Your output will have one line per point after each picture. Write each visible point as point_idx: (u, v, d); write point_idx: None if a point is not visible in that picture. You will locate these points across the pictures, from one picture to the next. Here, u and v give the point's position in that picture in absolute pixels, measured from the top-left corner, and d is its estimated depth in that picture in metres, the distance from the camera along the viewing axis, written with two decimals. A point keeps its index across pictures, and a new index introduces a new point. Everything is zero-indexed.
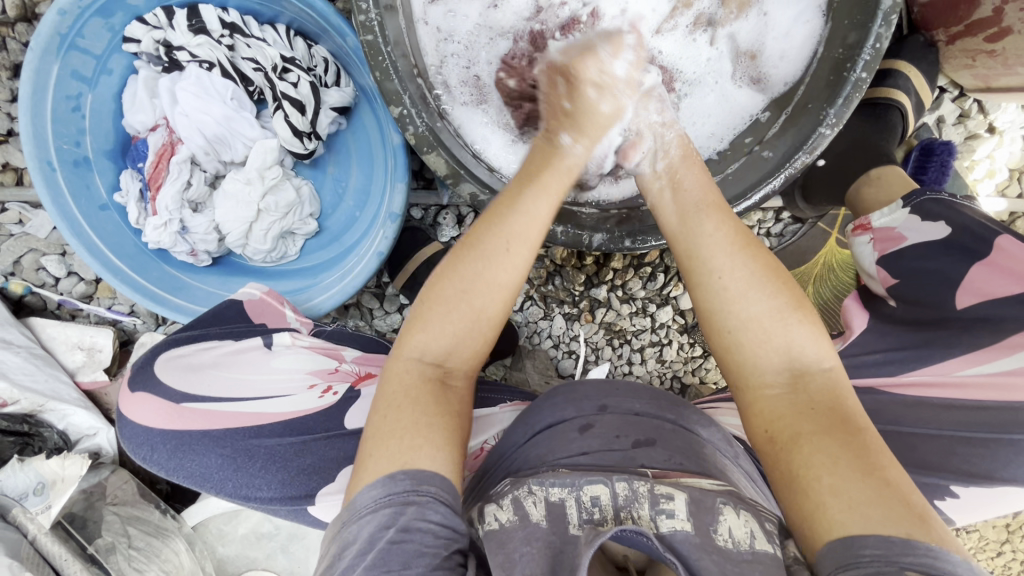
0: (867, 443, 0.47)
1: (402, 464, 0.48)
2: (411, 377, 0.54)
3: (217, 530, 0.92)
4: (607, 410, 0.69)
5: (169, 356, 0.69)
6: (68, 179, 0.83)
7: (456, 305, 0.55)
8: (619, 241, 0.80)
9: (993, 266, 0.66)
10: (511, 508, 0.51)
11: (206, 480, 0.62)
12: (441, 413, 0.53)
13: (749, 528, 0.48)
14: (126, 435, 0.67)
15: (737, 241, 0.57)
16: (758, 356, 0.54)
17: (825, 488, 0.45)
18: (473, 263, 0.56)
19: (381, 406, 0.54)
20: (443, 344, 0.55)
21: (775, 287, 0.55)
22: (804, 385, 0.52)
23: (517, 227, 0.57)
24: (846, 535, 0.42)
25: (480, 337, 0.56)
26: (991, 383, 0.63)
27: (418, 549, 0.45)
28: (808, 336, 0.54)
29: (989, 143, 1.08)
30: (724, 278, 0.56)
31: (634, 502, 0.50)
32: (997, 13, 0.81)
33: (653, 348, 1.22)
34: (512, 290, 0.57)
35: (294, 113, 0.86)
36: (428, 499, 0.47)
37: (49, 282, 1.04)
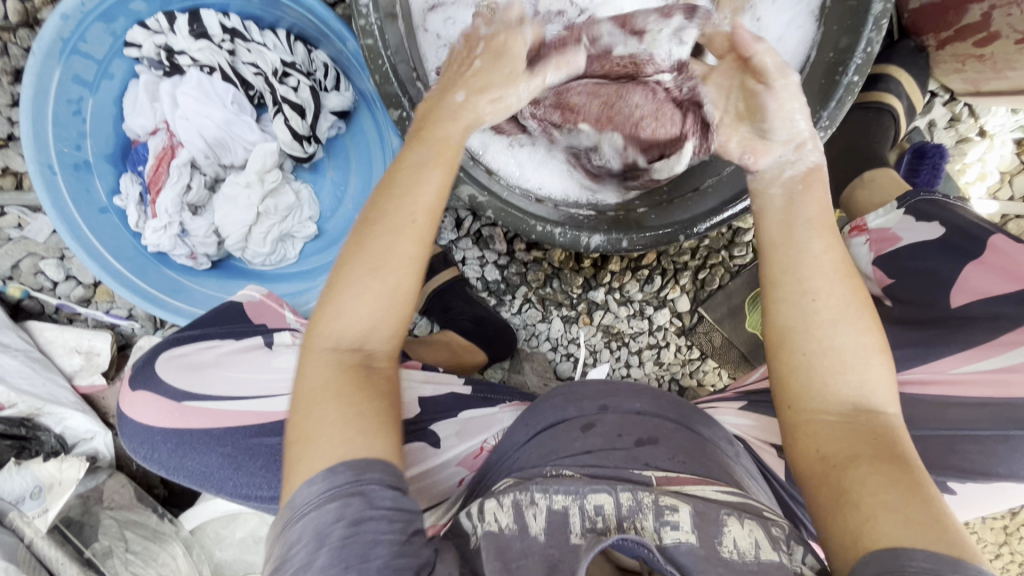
0: (923, 479, 0.46)
1: (340, 454, 0.48)
2: (331, 365, 0.53)
3: (215, 534, 0.91)
4: (608, 411, 0.69)
5: (169, 357, 0.67)
6: (68, 183, 0.83)
7: (362, 283, 0.54)
8: (617, 242, 0.81)
9: (986, 265, 0.68)
10: (511, 514, 0.54)
11: (206, 478, 0.63)
12: (368, 400, 0.52)
13: (754, 539, 0.51)
14: (127, 433, 0.67)
15: (839, 269, 0.55)
16: (825, 382, 0.53)
17: (875, 503, 0.45)
18: (381, 238, 0.54)
19: (308, 394, 0.52)
20: (358, 326, 0.54)
21: (864, 322, 0.53)
22: (863, 419, 0.51)
23: (416, 193, 0.56)
24: (891, 546, 0.42)
25: (396, 315, 0.55)
26: (987, 380, 0.63)
27: (371, 538, 0.46)
28: (876, 373, 0.53)
29: (981, 147, 1.10)
30: (816, 301, 0.54)
31: (638, 513, 0.53)
32: (985, 18, 0.83)
33: (650, 351, 1.22)
34: (422, 258, 0.56)
35: (294, 117, 0.87)
36: (373, 485, 0.47)
37: (48, 285, 1.05)
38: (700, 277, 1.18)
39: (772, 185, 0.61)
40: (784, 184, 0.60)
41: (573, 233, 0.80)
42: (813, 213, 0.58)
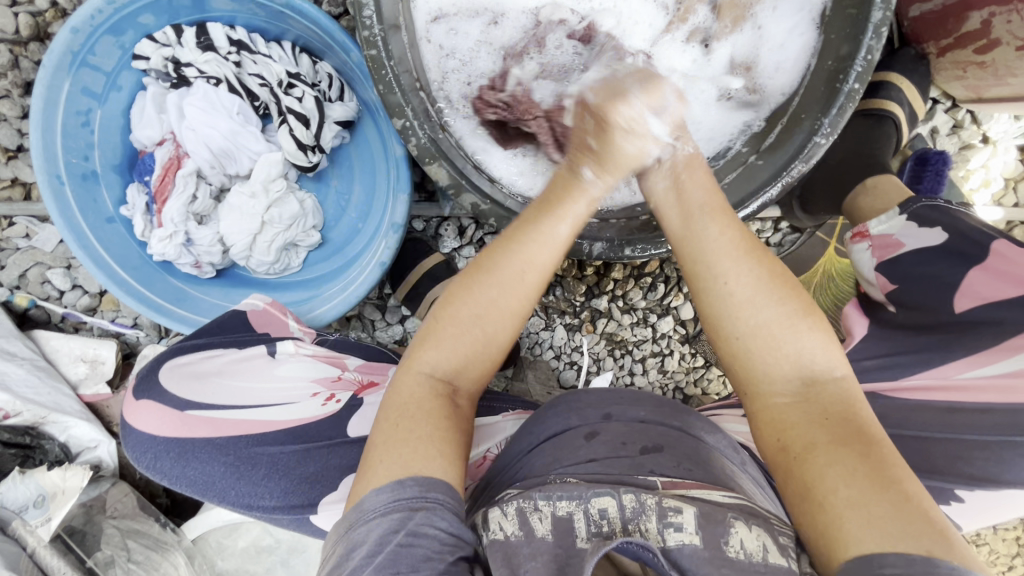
0: (883, 455, 0.47)
1: (410, 472, 0.49)
2: (421, 391, 0.55)
3: (217, 544, 0.90)
4: (611, 419, 0.70)
5: (174, 365, 0.70)
6: (76, 193, 0.84)
7: (467, 325, 0.56)
8: (619, 250, 0.81)
9: (989, 271, 0.67)
10: (516, 520, 0.52)
11: (208, 489, 0.61)
12: (452, 431, 0.53)
13: (761, 542, 0.50)
14: (130, 442, 0.65)
15: (741, 246, 0.57)
16: (767, 366, 0.53)
17: (841, 501, 0.45)
18: (486, 288, 0.56)
19: (390, 416, 0.54)
20: (453, 363, 0.56)
21: (782, 294, 0.55)
22: (812, 395, 0.52)
23: (531, 248, 0.58)
24: (863, 551, 0.42)
25: (487, 358, 0.58)
26: (994, 386, 0.62)
27: (426, 555, 0.46)
28: (813, 339, 0.54)
29: (984, 153, 1.10)
30: (731, 285, 0.55)
31: (642, 515, 0.51)
32: (985, 25, 0.83)
33: (654, 359, 1.22)
34: (525, 311, 0.58)
35: (299, 127, 0.88)
36: (439, 504, 0.48)
37: (54, 295, 1.06)
38: None
39: (660, 178, 0.62)
40: (666, 171, 0.61)
41: (575, 241, 0.81)
42: (703, 196, 0.60)
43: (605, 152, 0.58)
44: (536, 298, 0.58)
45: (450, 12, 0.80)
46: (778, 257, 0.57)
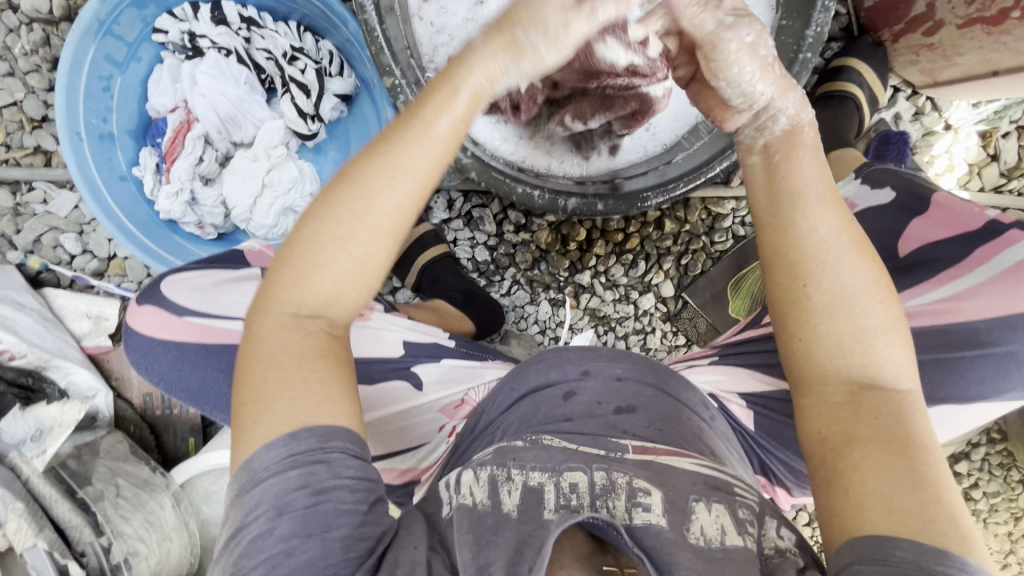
0: (922, 462, 0.48)
1: (300, 423, 0.48)
2: (292, 335, 0.51)
3: (205, 490, 0.95)
4: (590, 376, 0.71)
5: (173, 279, 0.70)
6: (93, 150, 0.92)
7: (319, 244, 0.50)
8: (592, 205, 0.88)
9: (932, 220, 0.73)
10: (488, 488, 0.56)
11: (199, 393, 0.68)
12: (329, 376, 0.51)
13: (720, 525, 0.55)
14: (130, 345, 0.71)
15: (855, 245, 0.54)
16: (830, 360, 0.53)
17: (868, 491, 0.47)
18: (353, 204, 0.50)
19: (263, 359, 0.50)
20: (322, 294, 0.52)
21: (885, 301, 0.53)
22: (865, 397, 0.52)
23: (388, 155, 0.50)
24: (876, 535, 0.45)
25: (364, 287, 0.52)
26: (930, 311, 0.68)
27: (337, 509, 0.48)
28: (892, 347, 0.53)
29: (946, 139, 1.17)
30: (836, 280, 0.53)
31: (611, 493, 0.57)
32: (929, 8, 0.92)
33: (636, 336, 1.26)
34: (397, 231, 0.52)
35: (300, 96, 0.96)
36: (338, 453, 0.49)
37: (65, 259, 1.13)
38: (682, 262, 1.23)
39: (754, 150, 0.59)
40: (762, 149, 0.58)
41: (551, 196, 0.87)
42: (819, 183, 0.55)
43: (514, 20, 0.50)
44: (411, 217, 0.52)
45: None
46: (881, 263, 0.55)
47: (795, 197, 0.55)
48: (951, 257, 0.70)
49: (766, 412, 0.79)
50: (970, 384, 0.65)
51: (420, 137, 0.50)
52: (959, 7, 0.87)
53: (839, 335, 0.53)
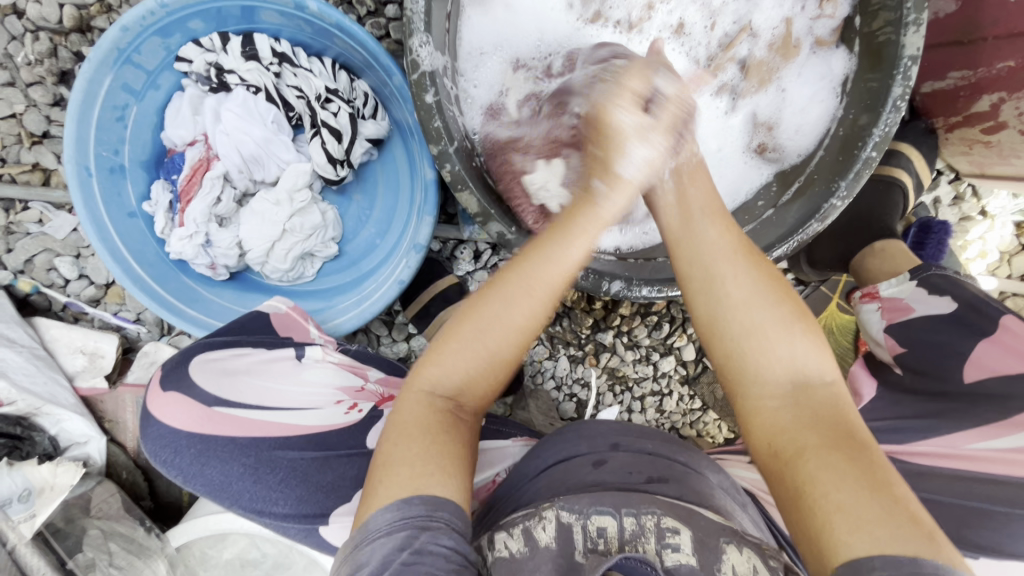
0: (874, 458, 0.46)
1: (416, 489, 0.50)
2: (420, 407, 0.57)
3: (200, 554, 0.87)
4: (619, 448, 0.71)
5: (203, 359, 0.73)
6: (102, 184, 0.85)
7: (471, 343, 0.58)
8: (636, 289, 0.82)
9: (998, 344, 0.69)
10: (521, 538, 0.55)
11: (222, 491, 0.64)
12: (450, 441, 0.55)
13: (751, 564, 0.51)
14: (150, 435, 0.67)
15: (738, 252, 0.59)
16: (758, 367, 0.54)
17: (831, 504, 0.44)
18: (495, 305, 0.58)
19: (394, 433, 0.55)
20: (455, 377, 0.59)
21: (777, 298, 0.56)
22: (805, 400, 0.52)
23: (542, 271, 0.59)
24: (854, 559, 0.41)
25: (492, 378, 0.60)
26: (1003, 458, 0.64)
27: (431, 572, 0.45)
28: (795, 343, 0.54)
29: (982, 225, 1.15)
30: (730, 292, 0.57)
31: (641, 536, 0.53)
32: (994, 108, 0.88)
33: (653, 397, 1.23)
34: (531, 328, 0.60)
35: (332, 141, 0.90)
36: (445, 525, 0.48)
37: (58, 282, 1.04)
38: None
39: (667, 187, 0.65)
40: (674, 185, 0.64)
41: (596, 276, 0.81)
42: (706, 200, 0.63)
43: (607, 155, 0.64)
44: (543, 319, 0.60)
45: (487, 52, 0.82)
46: (772, 263, 0.60)
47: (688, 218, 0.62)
48: None
49: None
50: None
51: (562, 254, 0.59)
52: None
53: (751, 338, 0.55)
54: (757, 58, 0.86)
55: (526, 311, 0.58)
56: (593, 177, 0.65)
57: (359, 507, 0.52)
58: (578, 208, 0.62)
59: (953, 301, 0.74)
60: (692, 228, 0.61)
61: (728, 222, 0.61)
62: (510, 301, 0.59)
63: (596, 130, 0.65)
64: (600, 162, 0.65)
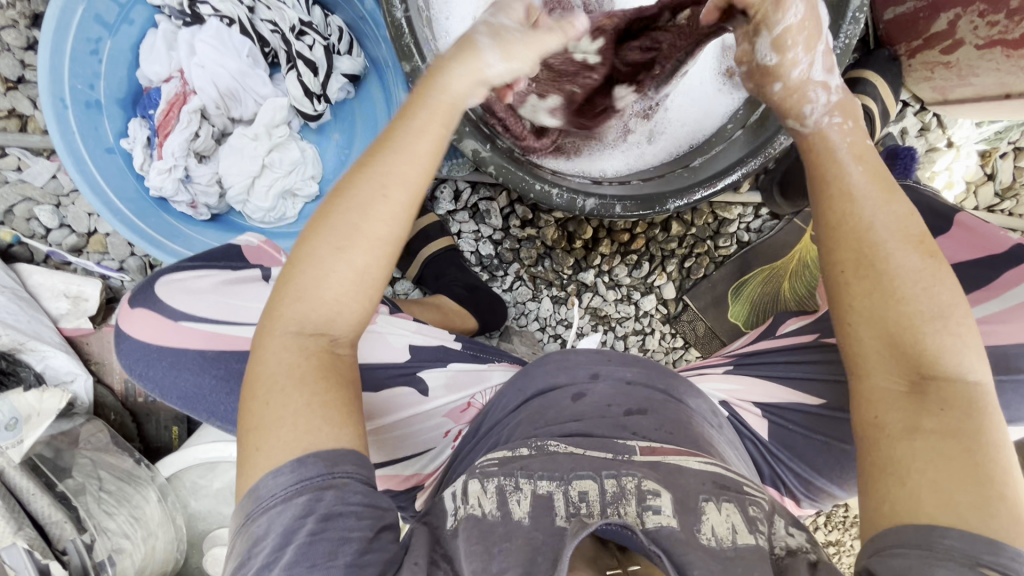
0: (985, 452, 0.46)
1: (304, 447, 0.48)
2: (290, 355, 0.51)
3: (192, 483, 0.90)
4: (599, 379, 0.68)
5: (170, 280, 0.69)
6: (78, 119, 0.85)
7: (328, 269, 0.51)
8: (610, 207, 0.84)
9: (953, 239, 0.74)
10: (495, 500, 0.52)
11: (199, 401, 0.68)
12: (331, 389, 0.51)
13: (730, 524, 0.51)
14: (124, 351, 0.69)
15: (903, 233, 0.51)
16: (892, 351, 0.50)
17: (922, 483, 0.45)
18: (348, 214, 0.52)
19: (275, 385, 0.50)
20: (324, 309, 0.52)
21: (934, 286, 0.50)
22: (928, 389, 0.49)
23: (394, 165, 0.53)
24: (927, 524, 0.44)
25: (363, 299, 0.53)
26: None
27: (343, 533, 0.47)
28: (946, 337, 0.50)
29: (947, 156, 1.18)
30: (878, 270, 0.51)
31: (621, 499, 0.52)
32: (951, 26, 0.91)
33: (636, 337, 1.25)
34: (399, 240, 0.53)
35: (307, 74, 0.91)
36: (346, 479, 0.49)
37: (39, 233, 1.04)
38: (686, 265, 1.22)
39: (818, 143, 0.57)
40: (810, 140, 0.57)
41: (570, 195, 0.83)
42: (865, 169, 0.54)
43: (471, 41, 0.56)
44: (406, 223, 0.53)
45: None
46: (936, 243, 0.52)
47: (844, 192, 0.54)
48: (980, 279, 0.70)
49: (779, 423, 0.78)
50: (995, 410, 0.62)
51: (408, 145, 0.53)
52: (980, 28, 0.88)
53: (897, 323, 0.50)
54: None
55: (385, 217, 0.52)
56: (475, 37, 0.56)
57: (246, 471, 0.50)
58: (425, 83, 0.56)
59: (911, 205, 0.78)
60: (855, 200, 0.53)
61: (894, 197, 0.53)
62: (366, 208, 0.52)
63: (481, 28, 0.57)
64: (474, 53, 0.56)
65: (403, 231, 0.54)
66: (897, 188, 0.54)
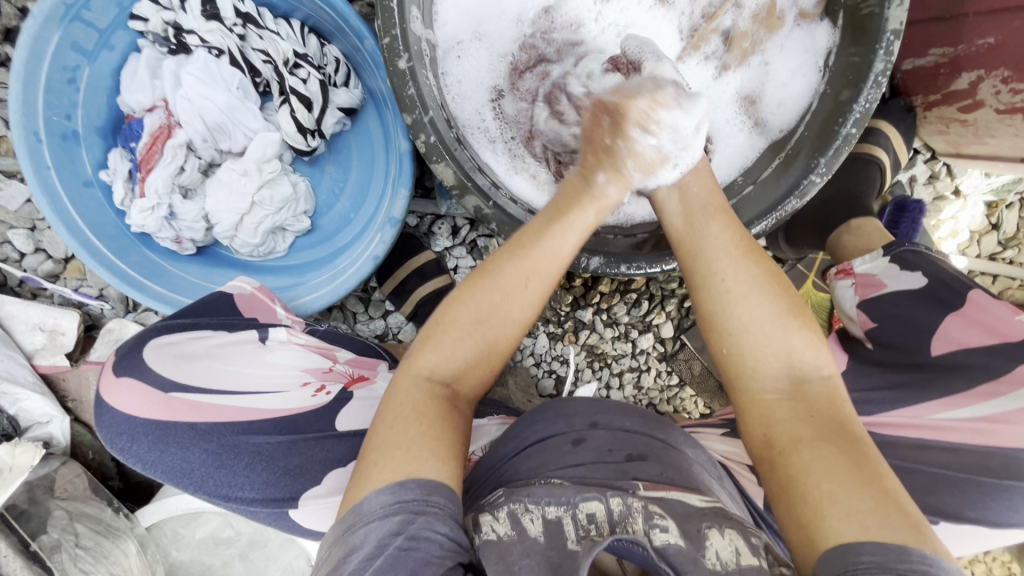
0: (865, 449, 0.46)
1: (409, 473, 0.47)
2: (417, 394, 0.53)
3: (172, 533, 0.86)
4: (598, 427, 0.65)
5: (160, 343, 0.68)
6: (53, 152, 0.80)
7: (467, 332, 0.55)
8: (614, 266, 0.76)
9: (966, 318, 0.72)
10: (508, 521, 0.47)
11: (186, 477, 0.61)
12: (445, 430, 0.51)
13: (734, 547, 0.45)
14: (106, 422, 0.63)
15: (741, 246, 0.56)
16: (757, 362, 0.53)
17: (822, 494, 0.44)
18: (490, 292, 0.54)
19: (387, 419, 0.52)
20: (451, 366, 0.55)
21: (776, 294, 0.54)
22: (800, 391, 0.51)
23: (539, 261, 0.55)
24: (842, 543, 0.41)
25: (487, 367, 0.56)
26: (964, 427, 0.66)
27: (427, 559, 0.43)
28: (797, 341, 0.53)
29: (955, 205, 1.16)
30: (726, 280, 0.54)
31: (629, 517, 0.46)
32: (972, 86, 0.88)
33: (631, 373, 1.22)
34: (527, 323, 0.56)
35: (301, 109, 0.85)
36: (439, 509, 0.46)
37: (13, 257, 0.98)
38: (685, 305, 1.20)
39: (671, 192, 0.61)
40: (676, 186, 0.61)
41: (573, 252, 0.76)
42: (719, 225, 0.57)
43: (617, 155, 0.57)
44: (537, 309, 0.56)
45: (463, 40, 0.76)
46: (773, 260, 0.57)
47: (685, 228, 0.58)
48: (991, 369, 0.68)
49: None
50: (1000, 510, 0.62)
51: (553, 243, 0.56)
52: (1002, 93, 0.85)
53: (750, 333, 0.53)
54: (741, 29, 0.76)
55: (524, 304, 0.55)
56: (597, 170, 0.58)
57: (353, 485, 0.49)
58: (575, 202, 0.58)
59: (921, 282, 0.76)
60: (698, 238, 0.57)
61: (741, 229, 0.57)
62: (505, 291, 0.55)
63: (610, 116, 0.57)
64: (607, 154, 0.57)
65: (532, 313, 0.56)
66: (731, 211, 0.60)
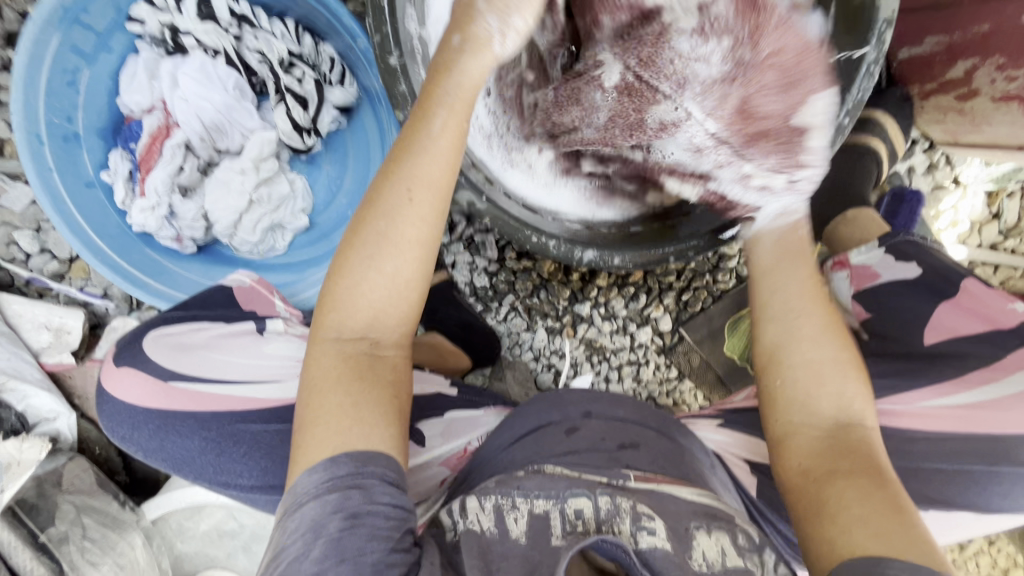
0: (897, 496, 0.51)
1: (342, 444, 0.47)
2: (330, 357, 0.51)
3: (178, 526, 0.89)
4: (592, 418, 0.65)
5: (158, 334, 0.70)
6: (55, 154, 0.82)
7: (366, 271, 0.52)
8: (609, 258, 0.77)
9: (958, 306, 0.72)
10: (493, 516, 0.49)
11: (184, 463, 0.65)
12: (369, 390, 0.50)
13: (720, 547, 0.47)
14: (106, 410, 0.68)
15: (821, 319, 0.63)
16: (809, 416, 0.58)
17: (849, 515, 0.49)
18: (377, 223, 0.52)
19: (312, 392, 0.51)
20: (361, 316, 0.52)
21: (848, 368, 0.59)
22: (845, 447, 0.56)
23: (421, 168, 0.52)
24: (864, 554, 0.46)
25: (402, 301, 0.53)
26: (954, 413, 0.66)
27: (371, 533, 0.45)
28: (859, 409, 0.58)
29: (954, 194, 1.15)
30: (798, 349, 0.61)
31: (615, 517, 0.48)
32: (968, 75, 0.88)
33: (630, 367, 1.22)
34: (425, 239, 0.53)
35: (296, 108, 0.88)
36: (373, 480, 0.47)
37: (19, 258, 0.99)
38: (683, 298, 1.20)
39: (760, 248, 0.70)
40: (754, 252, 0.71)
41: (567, 245, 0.76)
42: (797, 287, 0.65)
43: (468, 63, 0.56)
44: (435, 223, 0.53)
45: None
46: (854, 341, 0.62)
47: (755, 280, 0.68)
48: (983, 359, 0.68)
49: None
50: (991, 497, 0.63)
51: (427, 149, 0.53)
52: (997, 81, 0.85)
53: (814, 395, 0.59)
54: None
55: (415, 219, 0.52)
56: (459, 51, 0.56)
57: (291, 467, 0.49)
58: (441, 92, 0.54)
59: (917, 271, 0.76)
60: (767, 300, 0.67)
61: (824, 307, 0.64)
62: (393, 215, 0.52)
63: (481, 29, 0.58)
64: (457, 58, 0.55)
65: (430, 230, 0.53)
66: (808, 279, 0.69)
